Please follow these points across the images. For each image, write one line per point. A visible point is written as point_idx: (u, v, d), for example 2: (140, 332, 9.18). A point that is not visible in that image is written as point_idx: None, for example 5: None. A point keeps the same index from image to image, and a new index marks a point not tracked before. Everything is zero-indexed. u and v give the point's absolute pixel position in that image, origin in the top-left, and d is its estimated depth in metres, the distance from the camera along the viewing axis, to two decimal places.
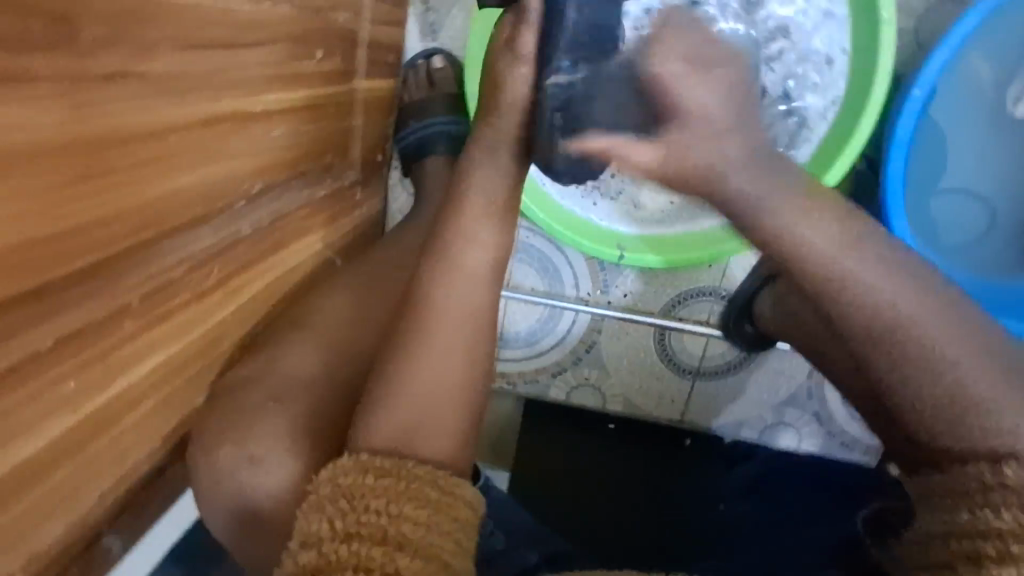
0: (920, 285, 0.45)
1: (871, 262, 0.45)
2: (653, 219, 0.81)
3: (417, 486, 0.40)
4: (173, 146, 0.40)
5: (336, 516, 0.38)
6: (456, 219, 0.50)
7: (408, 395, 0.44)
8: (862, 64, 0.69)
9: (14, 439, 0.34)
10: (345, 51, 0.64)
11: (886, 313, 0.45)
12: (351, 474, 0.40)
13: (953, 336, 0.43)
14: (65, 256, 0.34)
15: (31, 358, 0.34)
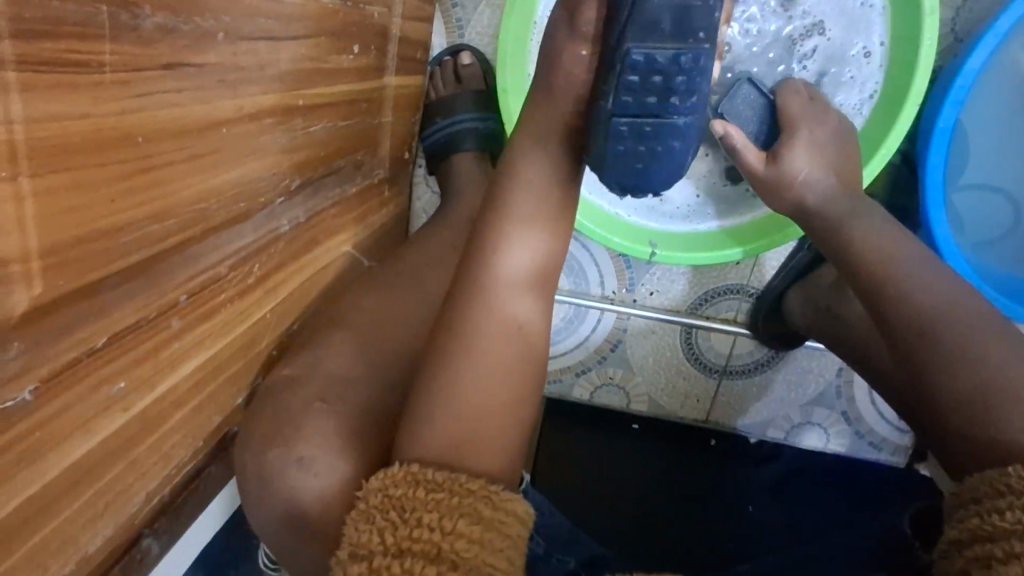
0: (958, 299, 0.48)
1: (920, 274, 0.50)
2: (678, 214, 0.81)
3: (470, 500, 0.39)
4: (221, 139, 0.39)
5: (387, 529, 0.38)
6: (503, 218, 0.51)
7: (464, 390, 0.44)
8: (901, 56, 0.68)
9: (71, 437, 0.33)
10: (378, 46, 0.64)
11: (920, 314, 0.48)
12: (402, 485, 0.39)
13: (991, 351, 0.45)
14: (122, 251, 0.33)
15: (88, 355, 0.33)
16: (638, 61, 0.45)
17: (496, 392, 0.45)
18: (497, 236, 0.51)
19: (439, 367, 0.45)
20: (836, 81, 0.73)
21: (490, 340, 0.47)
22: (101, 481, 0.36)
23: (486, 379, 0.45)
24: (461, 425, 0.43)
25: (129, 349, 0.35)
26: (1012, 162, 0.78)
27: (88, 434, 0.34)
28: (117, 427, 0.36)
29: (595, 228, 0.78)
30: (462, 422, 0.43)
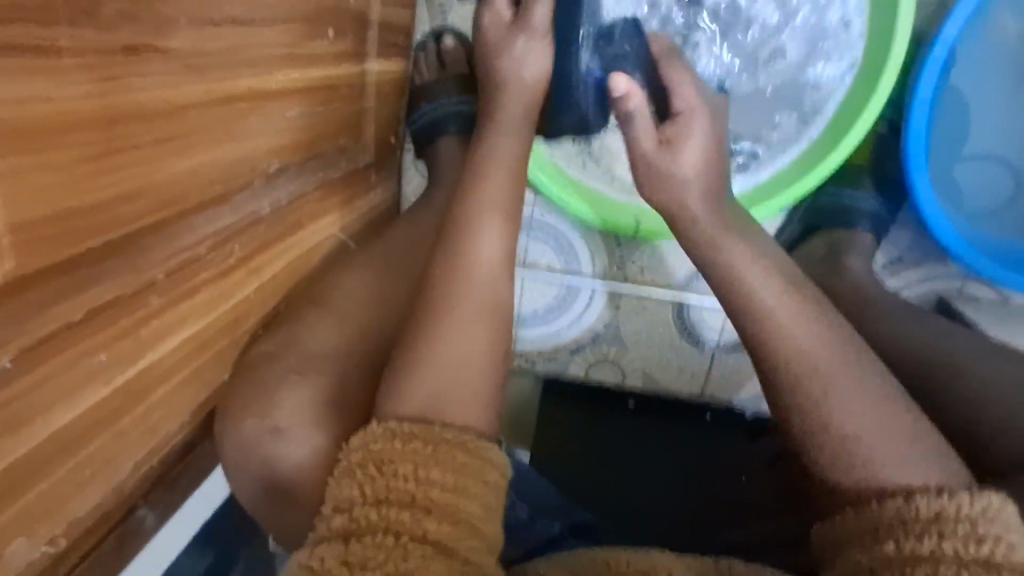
0: (833, 343, 0.48)
1: (804, 320, 0.50)
2: (625, 187, 0.81)
3: (445, 450, 0.40)
4: (191, 122, 0.41)
5: (367, 481, 0.39)
6: (473, 198, 0.55)
7: (438, 357, 0.46)
8: (882, 22, 0.69)
9: (52, 407, 0.35)
10: (357, 31, 0.65)
11: (796, 358, 0.48)
12: (380, 440, 0.41)
13: (858, 412, 0.45)
14: (95, 229, 0.35)
15: (65, 330, 0.34)
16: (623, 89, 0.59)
17: (474, 345, 0.48)
18: (472, 199, 0.55)
19: (422, 320, 0.49)
20: (811, 58, 0.72)
21: (471, 291, 0.50)
22: (86, 451, 0.38)
23: (465, 326, 0.48)
24: (443, 373, 0.45)
25: (109, 325, 0.37)
26: (1004, 127, 0.77)
27: (70, 405, 0.36)
28: (99, 398, 0.38)
29: (575, 204, 0.79)
30: (440, 371, 0.45)
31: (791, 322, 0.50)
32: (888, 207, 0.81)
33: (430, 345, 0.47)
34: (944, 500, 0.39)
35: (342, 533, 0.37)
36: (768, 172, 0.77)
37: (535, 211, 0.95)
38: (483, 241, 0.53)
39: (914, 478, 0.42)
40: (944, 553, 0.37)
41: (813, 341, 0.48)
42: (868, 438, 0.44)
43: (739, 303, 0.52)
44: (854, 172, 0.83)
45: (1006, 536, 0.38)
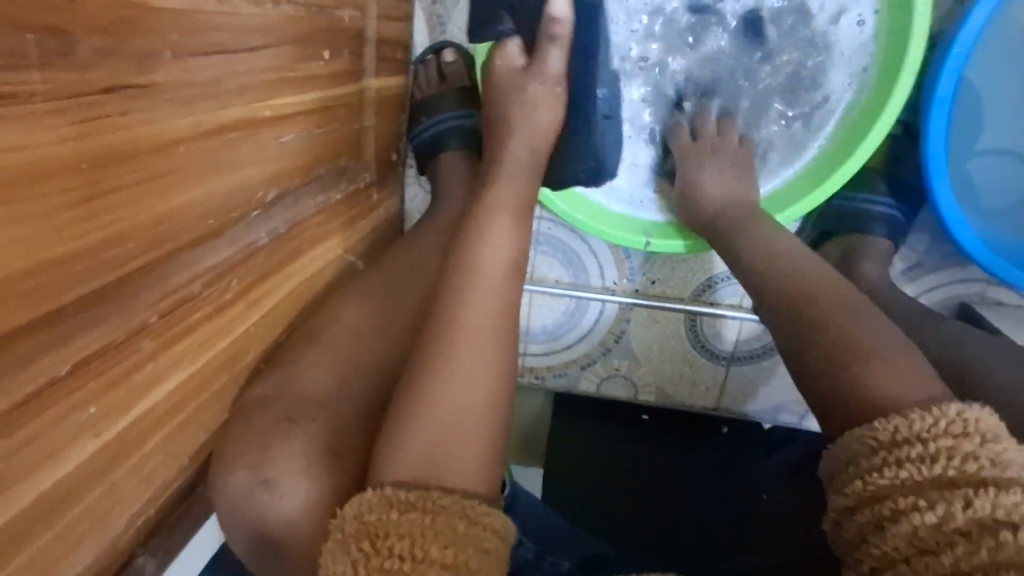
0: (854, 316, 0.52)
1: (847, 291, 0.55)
2: (624, 197, 0.79)
3: (444, 520, 0.38)
4: (181, 157, 0.39)
5: (361, 560, 0.37)
6: (475, 238, 0.54)
7: (434, 408, 0.44)
8: (895, 25, 0.67)
9: (37, 466, 0.32)
10: (353, 49, 0.63)
11: (822, 346, 0.51)
12: (374, 511, 0.39)
13: (869, 356, 0.48)
14: (79, 278, 0.33)
15: (50, 385, 0.32)
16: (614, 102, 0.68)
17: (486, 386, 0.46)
18: (480, 232, 0.54)
19: (424, 370, 0.46)
20: (830, 63, 0.71)
21: (468, 337, 0.48)
22: (78, 506, 0.36)
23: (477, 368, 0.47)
24: (448, 424, 0.43)
25: (96, 376, 0.35)
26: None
27: (55, 464, 0.34)
28: (89, 452, 0.36)
29: (583, 219, 0.76)
30: (448, 422, 0.43)
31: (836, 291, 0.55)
32: (905, 212, 0.79)
33: (436, 397, 0.45)
34: (886, 456, 0.42)
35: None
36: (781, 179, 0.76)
37: (541, 224, 0.93)
38: (489, 278, 0.52)
39: (861, 443, 0.44)
40: (915, 529, 0.39)
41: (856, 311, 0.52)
42: (864, 379, 0.47)
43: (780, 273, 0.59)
44: (868, 176, 0.80)
45: (966, 448, 0.40)
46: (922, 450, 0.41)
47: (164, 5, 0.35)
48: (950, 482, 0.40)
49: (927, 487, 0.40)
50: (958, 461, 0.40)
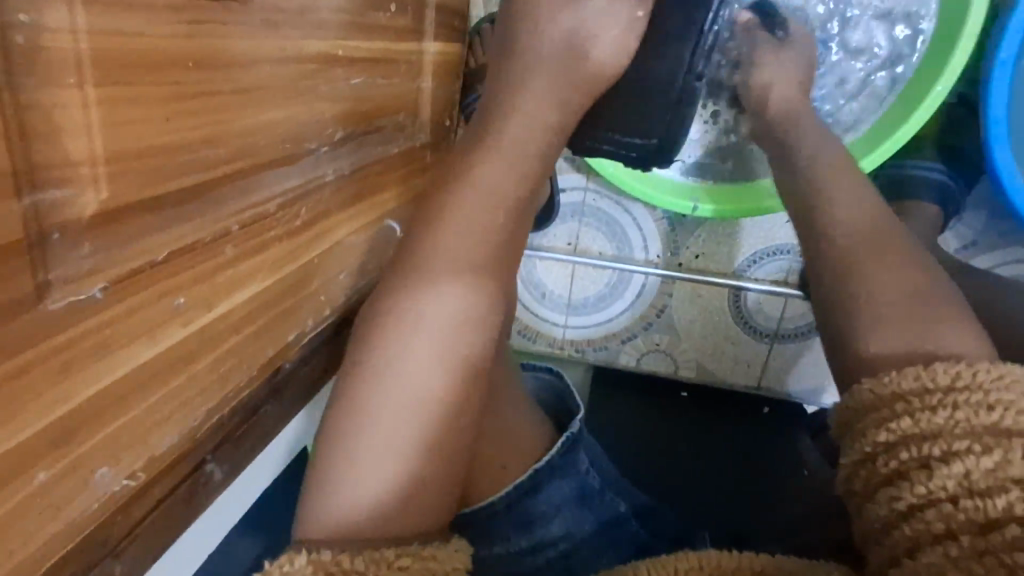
0: (911, 263, 0.47)
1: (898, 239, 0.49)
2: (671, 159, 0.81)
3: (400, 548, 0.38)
4: (266, 75, 0.42)
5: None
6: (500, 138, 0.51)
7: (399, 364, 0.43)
8: None
9: (138, 338, 0.36)
10: (415, 8, 0.66)
11: (873, 293, 0.46)
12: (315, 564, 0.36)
13: (916, 310, 0.44)
14: (180, 171, 0.36)
15: (150, 265, 0.36)
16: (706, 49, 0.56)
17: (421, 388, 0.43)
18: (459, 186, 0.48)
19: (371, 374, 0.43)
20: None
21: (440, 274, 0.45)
22: (170, 385, 0.39)
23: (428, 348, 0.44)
24: (387, 437, 0.41)
25: (185, 268, 0.38)
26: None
27: (153, 341, 0.37)
28: (176, 339, 0.39)
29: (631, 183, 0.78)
30: (392, 437, 0.41)
31: (861, 234, 0.50)
32: (959, 183, 0.78)
33: (377, 410, 0.42)
34: (942, 397, 0.37)
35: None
36: (872, 118, 0.72)
37: (586, 196, 0.94)
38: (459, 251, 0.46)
39: (908, 382, 0.39)
40: (968, 472, 0.34)
41: (907, 263, 0.47)
42: (896, 324, 0.44)
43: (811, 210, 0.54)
44: (919, 144, 0.79)
45: (1006, 397, 0.36)
46: (977, 399, 0.36)
47: None
48: (1007, 430, 0.35)
49: (984, 433, 0.35)
50: (1009, 411, 0.35)
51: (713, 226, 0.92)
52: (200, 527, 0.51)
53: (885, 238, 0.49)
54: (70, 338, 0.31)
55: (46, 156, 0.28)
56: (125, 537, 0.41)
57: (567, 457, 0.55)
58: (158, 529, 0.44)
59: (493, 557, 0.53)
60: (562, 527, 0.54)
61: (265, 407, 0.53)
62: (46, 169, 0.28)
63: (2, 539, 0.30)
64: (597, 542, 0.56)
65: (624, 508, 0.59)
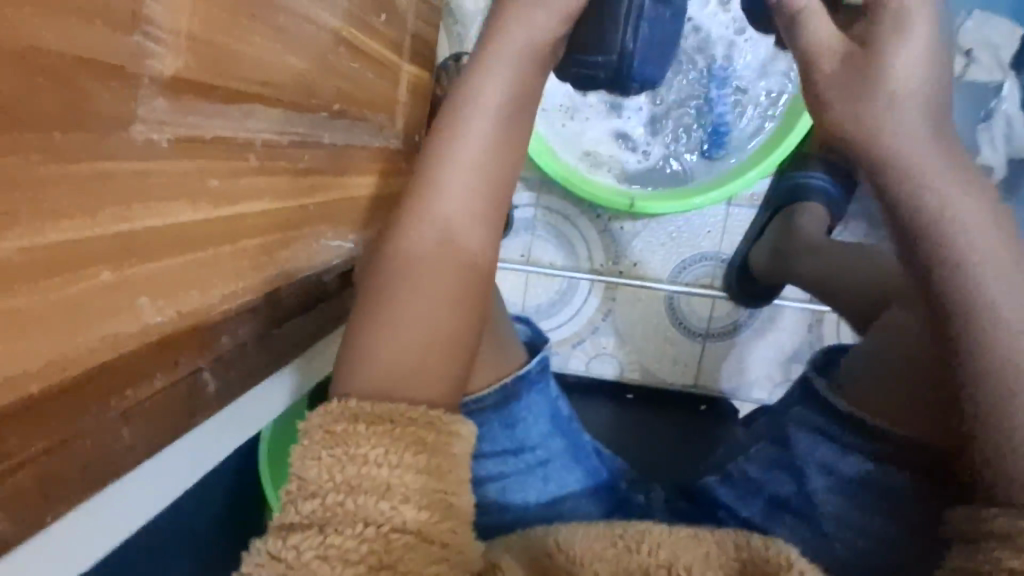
0: (1010, 278, 0.44)
1: (988, 234, 0.45)
2: (603, 163, 0.94)
3: (410, 429, 0.47)
4: (291, 25, 0.52)
5: (336, 466, 0.44)
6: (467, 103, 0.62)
7: (411, 272, 0.56)
8: None
9: (180, 198, 0.43)
10: (399, 27, 0.78)
11: (989, 310, 0.44)
12: (342, 422, 0.47)
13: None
14: (226, 71, 0.45)
15: (197, 140, 0.43)
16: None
17: (429, 279, 0.56)
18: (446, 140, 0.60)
19: (388, 268, 0.57)
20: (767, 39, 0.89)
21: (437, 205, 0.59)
22: (194, 254, 0.45)
23: (433, 251, 0.57)
24: (410, 328, 0.54)
25: (218, 157, 0.46)
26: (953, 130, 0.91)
27: (190, 207, 0.44)
28: (201, 217, 0.45)
29: (571, 182, 0.90)
30: (413, 323, 0.54)
31: (974, 241, 0.45)
32: (838, 189, 0.95)
33: (395, 301, 0.55)
34: None
35: (312, 522, 0.42)
36: (753, 143, 0.92)
37: (538, 211, 1.06)
38: (456, 186, 0.59)
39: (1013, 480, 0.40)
40: None
41: (1013, 290, 0.44)
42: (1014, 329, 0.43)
43: (914, 226, 0.47)
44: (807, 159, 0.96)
45: None
46: None
47: None
48: None
49: None
50: None
51: (648, 237, 1.05)
52: (180, 449, 0.51)
53: (1005, 245, 0.45)
54: (140, 167, 0.38)
55: (151, 13, 0.37)
56: (132, 408, 0.44)
57: (540, 377, 0.68)
58: (159, 414, 0.47)
59: (483, 455, 0.65)
60: (538, 436, 0.67)
61: (251, 343, 0.57)
62: (149, 24, 0.37)
63: (70, 315, 0.36)
64: (566, 457, 0.68)
65: (585, 437, 0.71)
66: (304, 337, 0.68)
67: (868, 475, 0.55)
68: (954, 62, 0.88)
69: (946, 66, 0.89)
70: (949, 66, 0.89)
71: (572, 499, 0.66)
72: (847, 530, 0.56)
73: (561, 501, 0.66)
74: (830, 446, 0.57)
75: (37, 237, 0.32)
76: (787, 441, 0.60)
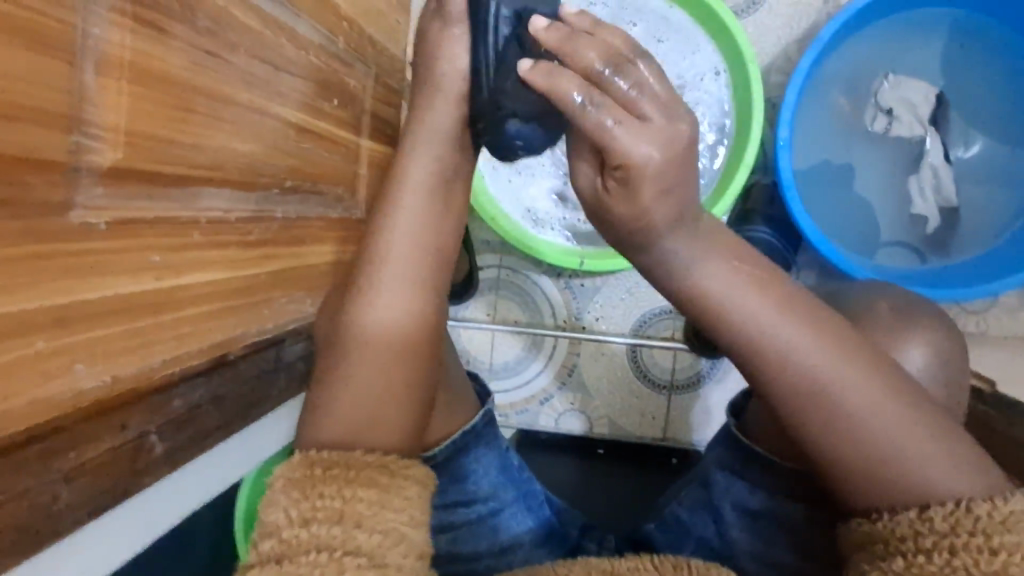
0: (830, 348, 0.49)
1: (787, 319, 0.50)
2: (548, 223, 1.05)
3: (365, 471, 0.51)
4: (235, 115, 0.58)
5: (294, 505, 0.49)
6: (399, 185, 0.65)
7: (359, 346, 0.59)
8: (736, 69, 0.93)
9: (120, 273, 0.47)
10: (356, 108, 0.85)
11: (810, 382, 0.49)
12: (300, 467, 0.52)
13: (871, 401, 0.48)
14: (167, 159, 0.50)
15: (138, 220, 0.48)
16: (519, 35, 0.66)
17: (380, 346, 0.59)
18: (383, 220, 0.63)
19: (347, 344, 0.59)
20: (699, 106, 0.97)
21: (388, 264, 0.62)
22: (135, 323, 0.49)
23: (384, 319, 0.60)
24: (353, 394, 0.57)
25: (160, 235, 0.51)
26: (883, 178, 1.01)
27: (132, 280, 0.49)
28: (145, 288, 0.50)
29: (518, 238, 0.99)
30: (359, 387, 0.57)
31: (772, 318, 0.50)
32: (783, 240, 0.99)
33: (346, 368, 0.58)
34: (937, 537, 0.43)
35: (272, 555, 0.46)
36: None
37: (500, 272, 1.11)
38: (399, 257, 0.62)
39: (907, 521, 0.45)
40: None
41: (827, 362, 0.49)
42: (854, 411, 0.48)
43: (729, 334, 0.51)
44: (751, 214, 1.01)
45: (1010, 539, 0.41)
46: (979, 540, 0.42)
47: (244, 25, 0.58)
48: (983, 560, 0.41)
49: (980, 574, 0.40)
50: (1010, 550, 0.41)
51: (608, 294, 1.09)
52: (118, 513, 0.54)
53: (811, 326, 0.50)
54: (79, 248, 0.43)
55: (90, 115, 0.43)
56: (76, 469, 0.46)
57: (489, 429, 0.69)
58: (104, 475, 0.50)
59: (438, 506, 0.66)
60: (489, 487, 0.67)
61: (209, 408, 0.61)
62: (87, 125, 0.43)
63: (5, 381, 0.39)
64: (518, 506, 0.68)
65: (536, 485, 0.71)
66: (260, 400, 0.71)
67: (768, 506, 0.63)
68: (874, 122, 0.99)
69: (868, 126, 1.00)
70: (871, 126, 1.00)
71: (524, 548, 0.67)
72: (755, 560, 0.64)
73: (513, 549, 0.66)
74: (740, 484, 0.64)
75: None
76: (710, 484, 0.67)
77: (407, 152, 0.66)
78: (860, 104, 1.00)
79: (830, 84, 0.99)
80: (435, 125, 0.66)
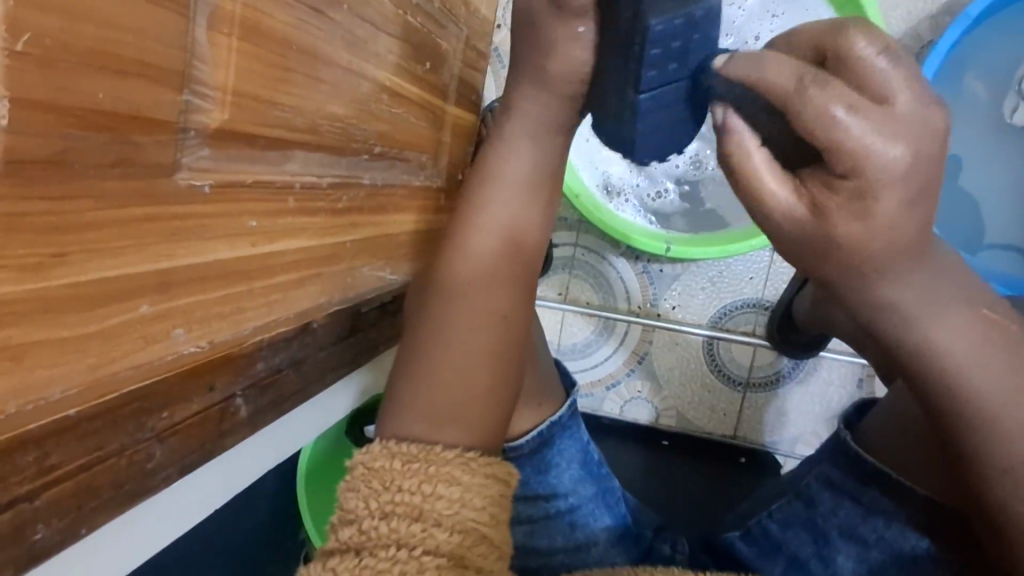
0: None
1: (966, 338, 0.44)
2: (624, 197, 0.99)
3: (441, 468, 0.50)
4: (332, 77, 0.56)
5: (372, 496, 0.48)
6: (485, 179, 0.62)
7: (446, 336, 0.57)
8: None
9: (221, 237, 0.46)
10: (446, 72, 0.81)
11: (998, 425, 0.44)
12: (379, 459, 0.51)
13: None
14: (269, 121, 0.49)
15: (238, 182, 0.47)
16: (658, 29, 0.50)
17: (472, 332, 0.57)
18: (474, 208, 0.61)
19: (437, 332, 0.57)
20: None
21: (474, 254, 0.60)
22: (229, 289, 0.49)
23: (476, 307, 0.58)
24: (446, 377, 0.56)
25: (258, 198, 0.50)
26: (1016, 175, 0.92)
27: (231, 245, 0.48)
28: (242, 252, 0.49)
29: (597, 216, 0.95)
30: (453, 371, 0.56)
31: (953, 338, 0.44)
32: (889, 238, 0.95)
33: (438, 352, 0.56)
34: None
35: (351, 546, 0.46)
36: None
37: (575, 252, 1.06)
38: (487, 253, 0.60)
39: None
40: None
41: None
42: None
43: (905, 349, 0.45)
44: None
45: None
46: None
47: None
48: None
49: None
50: None
51: (689, 280, 1.04)
52: (196, 478, 0.54)
53: (999, 360, 0.44)
54: (184, 211, 0.42)
55: (201, 73, 0.41)
56: (170, 428, 0.46)
57: (573, 421, 0.67)
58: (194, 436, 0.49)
59: (516, 498, 0.65)
60: (569, 483, 0.65)
61: (289, 372, 0.60)
62: (197, 83, 0.41)
63: (110, 344, 0.39)
64: (596, 503, 0.66)
65: (612, 483, 0.69)
66: (337, 365, 0.70)
67: (885, 536, 0.59)
68: (1015, 112, 0.89)
69: (1006, 116, 0.90)
70: (1010, 117, 0.90)
71: (600, 547, 0.64)
72: None
73: (589, 547, 0.64)
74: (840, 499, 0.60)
75: (84, 275, 0.36)
76: (814, 501, 0.63)
77: (502, 141, 0.63)
78: (1000, 90, 0.90)
79: (969, 68, 0.89)
80: (535, 121, 0.62)
